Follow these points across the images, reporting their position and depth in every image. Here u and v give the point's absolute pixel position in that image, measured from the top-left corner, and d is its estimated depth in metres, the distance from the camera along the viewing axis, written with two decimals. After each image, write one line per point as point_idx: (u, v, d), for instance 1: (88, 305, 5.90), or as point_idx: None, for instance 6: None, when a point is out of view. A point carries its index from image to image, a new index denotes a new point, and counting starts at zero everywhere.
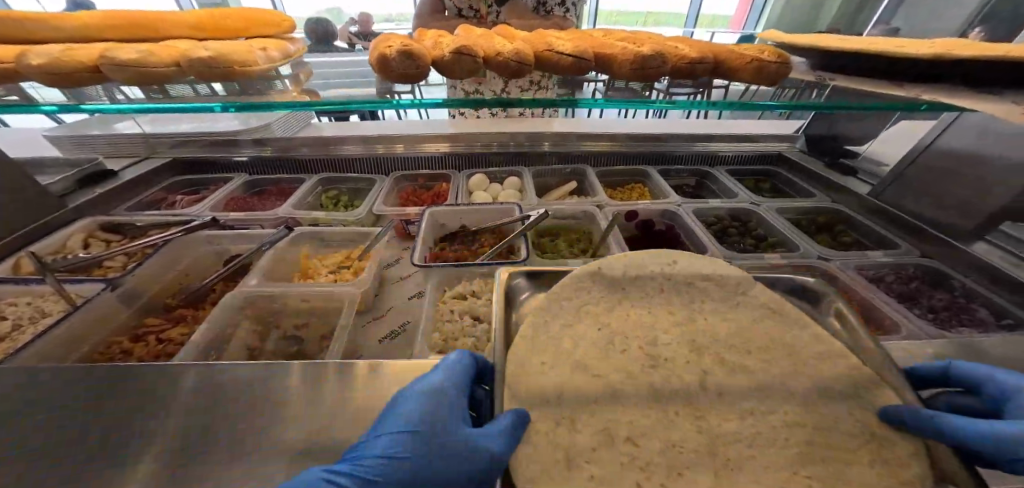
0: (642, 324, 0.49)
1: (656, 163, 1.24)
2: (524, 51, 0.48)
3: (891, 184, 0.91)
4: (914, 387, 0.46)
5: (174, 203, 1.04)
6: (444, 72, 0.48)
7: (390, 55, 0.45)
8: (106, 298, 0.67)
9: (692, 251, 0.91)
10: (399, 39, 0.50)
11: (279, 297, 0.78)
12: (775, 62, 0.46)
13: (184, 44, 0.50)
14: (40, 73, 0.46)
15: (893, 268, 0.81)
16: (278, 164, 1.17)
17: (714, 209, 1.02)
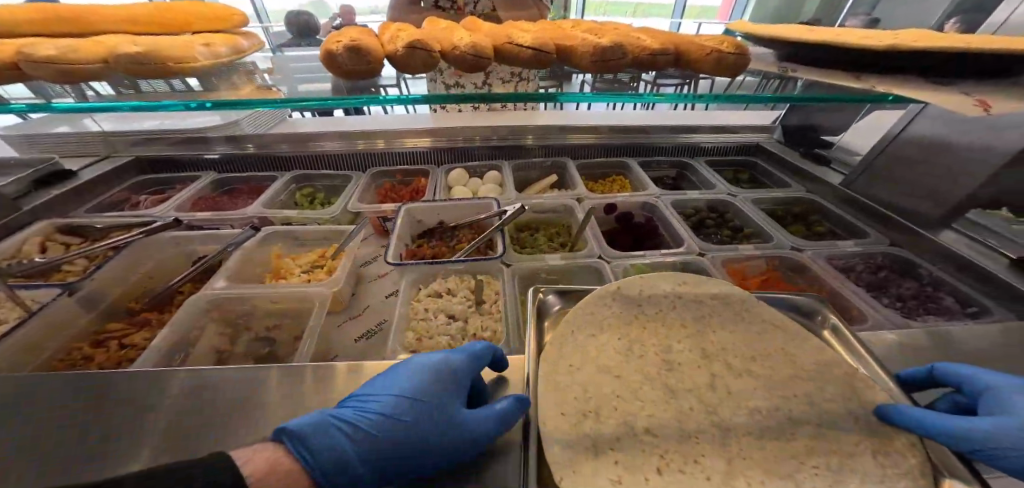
0: (657, 335, 0.53)
1: (636, 154, 1.24)
2: (481, 44, 0.47)
3: (862, 174, 0.92)
4: (881, 375, 0.47)
5: (139, 203, 1.01)
6: (399, 67, 0.47)
7: (336, 51, 0.45)
8: (64, 303, 0.65)
9: (669, 243, 0.91)
10: (354, 32, 0.49)
11: (249, 296, 0.76)
12: (733, 52, 0.45)
13: (112, 40, 0.46)
14: None
15: (863, 257, 0.82)
16: (250, 162, 1.14)
17: (693, 201, 1.02)
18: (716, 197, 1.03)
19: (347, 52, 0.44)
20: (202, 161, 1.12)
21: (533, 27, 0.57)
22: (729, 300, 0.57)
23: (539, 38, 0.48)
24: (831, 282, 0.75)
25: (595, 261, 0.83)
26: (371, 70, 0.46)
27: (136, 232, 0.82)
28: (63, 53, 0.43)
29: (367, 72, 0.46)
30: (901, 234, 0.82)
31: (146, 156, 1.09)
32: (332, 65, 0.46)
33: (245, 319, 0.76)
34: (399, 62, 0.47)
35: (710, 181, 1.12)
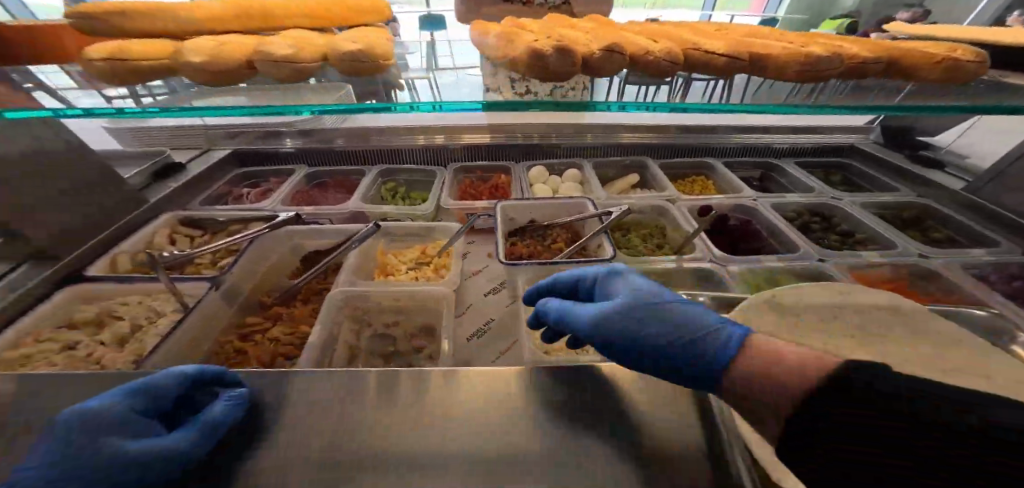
0: (826, 342, 0.53)
1: (718, 155, 1.22)
2: (674, 50, 0.46)
3: (990, 180, 0.91)
4: None
5: (242, 196, 1.03)
6: (591, 70, 0.46)
7: (545, 51, 0.43)
8: (213, 297, 0.67)
9: (779, 247, 0.91)
10: (530, 34, 0.48)
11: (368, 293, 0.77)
12: (974, 60, 0.47)
13: (317, 38, 0.47)
14: (196, 71, 0.43)
15: (996, 267, 0.80)
16: (335, 156, 1.15)
17: (793, 204, 1.01)
18: (819, 200, 1.02)
19: (563, 52, 0.43)
20: (290, 155, 1.13)
21: (692, 29, 0.57)
22: (893, 311, 0.56)
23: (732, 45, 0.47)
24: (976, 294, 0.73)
25: (709, 264, 0.83)
26: (567, 72, 0.45)
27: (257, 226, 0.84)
28: (296, 52, 0.43)
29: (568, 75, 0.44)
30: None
31: (239, 150, 1.10)
32: (533, 61, 0.44)
33: (365, 315, 0.78)
34: (591, 65, 0.46)
35: (806, 184, 1.10)
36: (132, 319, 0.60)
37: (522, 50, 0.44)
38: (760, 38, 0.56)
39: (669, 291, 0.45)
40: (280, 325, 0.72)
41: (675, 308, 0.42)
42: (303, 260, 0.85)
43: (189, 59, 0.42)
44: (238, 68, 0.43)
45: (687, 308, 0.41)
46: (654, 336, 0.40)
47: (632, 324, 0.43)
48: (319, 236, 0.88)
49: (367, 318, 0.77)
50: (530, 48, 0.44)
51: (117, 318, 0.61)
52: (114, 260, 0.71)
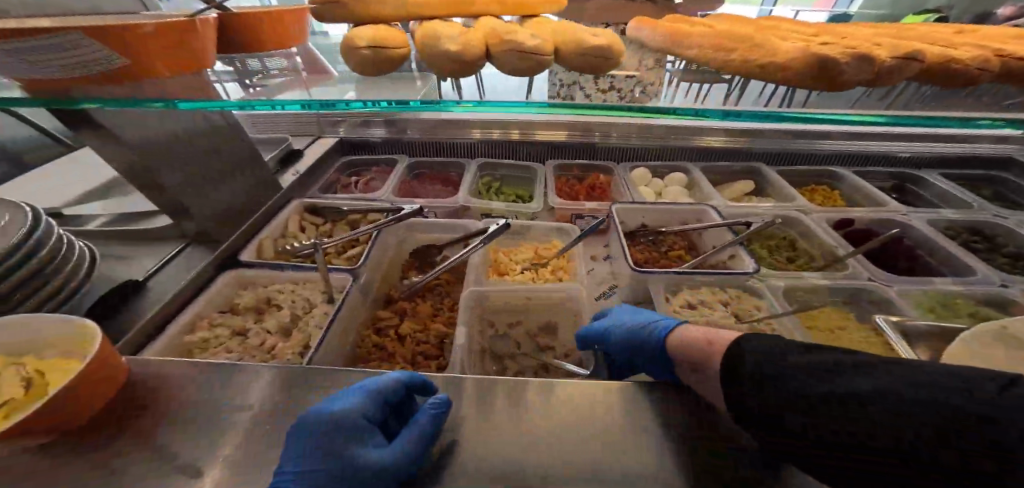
0: None
1: (847, 162, 1.10)
2: (985, 56, 0.38)
3: None
4: None
5: (349, 186, 1.04)
6: (880, 82, 0.37)
7: (847, 59, 0.35)
8: (355, 291, 0.67)
9: (946, 270, 0.81)
10: (788, 39, 0.41)
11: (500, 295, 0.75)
12: None
13: (546, 30, 0.42)
14: (443, 59, 0.38)
15: None
16: (436, 149, 1.13)
17: (949, 221, 0.90)
18: (978, 218, 0.90)
19: (857, 59, 0.35)
20: (393, 145, 1.12)
21: (947, 31, 0.47)
22: None
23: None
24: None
25: (869, 284, 0.75)
26: (846, 84, 0.37)
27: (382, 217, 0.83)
28: (544, 42, 0.38)
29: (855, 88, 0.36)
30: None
31: (345, 138, 1.10)
32: (810, 69, 0.36)
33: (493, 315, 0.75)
34: (876, 78, 0.37)
35: (961, 199, 0.99)
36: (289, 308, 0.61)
37: (795, 55, 0.37)
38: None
39: (633, 311, 0.57)
40: (416, 321, 0.72)
41: (638, 329, 0.51)
42: (424, 256, 0.84)
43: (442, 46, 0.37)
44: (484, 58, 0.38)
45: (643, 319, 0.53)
46: (638, 338, 0.50)
47: (623, 345, 0.52)
48: (437, 231, 0.87)
49: (494, 318, 0.75)
50: (806, 51, 0.36)
51: (277, 307, 0.62)
52: (260, 247, 0.71)
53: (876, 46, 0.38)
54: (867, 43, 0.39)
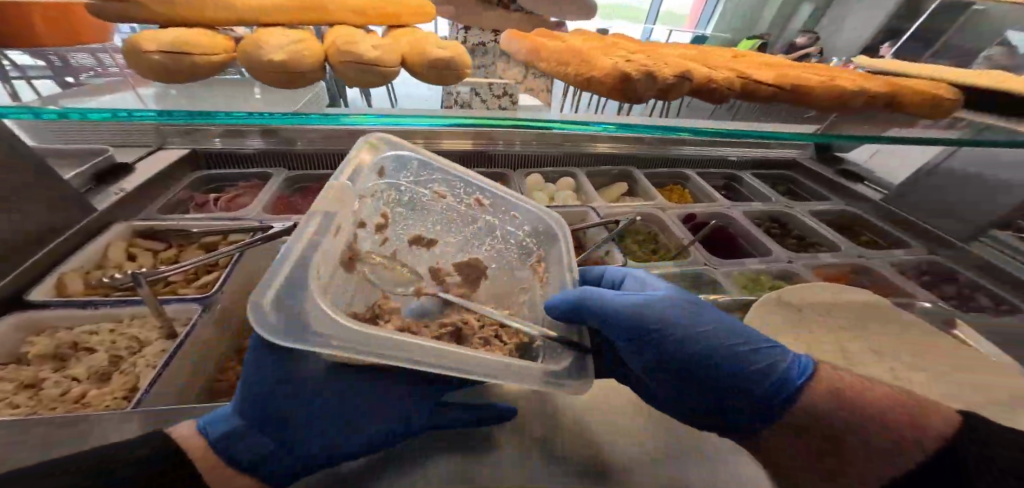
0: (819, 341, 0.61)
1: (693, 166, 1.34)
2: (734, 79, 0.50)
3: (908, 190, 1.07)
4: (993, 372, 0.59)
5: (204, 204, 0.91)
6: (665, 96, 0.47)
7: (633, 77, 0.44)
8: (205, 322, 0.60)
9: (752, 250, 1.03)
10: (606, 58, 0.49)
11: (442, 192, 0.61)
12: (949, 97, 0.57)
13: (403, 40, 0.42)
14: (264, 69, 0.35)
15: (913, 265, 0.96)
16: (319, 160, 1.04)
17: (758, 211, 1.15)
18: (775, 208, 1.15)
19: (645, 76, 0.44)
20: (270, 157, 1.02)
21: (728, 54, 0.60)
22: (858, 310, 0.67)
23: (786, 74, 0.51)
24: (907, 284, 0.88)
25: (703, 268, 0.90)
26: (643, 95, 0.46)
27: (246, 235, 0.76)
28: (380, 54, 0.38)
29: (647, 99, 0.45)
30: (936, 245, 0.98)
31: (205, 150, 0.98)
32: (608, 85, 0.45)
33: (404, 225, 0.58)
34: (664, 90, 0.47)
35: (765, 194, 1.24)
36: (107, 350, 0.53)
37: (604, 70, 0.45)
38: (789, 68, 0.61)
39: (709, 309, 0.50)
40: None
41: (735, 346, 0.45)
42: None
43: (263, 53, 0.34)
44: (314, 68, 0.36)
45: (733, 330, 0.47)
46: (745, 359, 0.44)
47: (707, 355, 0.45)
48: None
49: (397, 234, 0.57)
50: (615, 67, 0.45)
51: (88, 351, 0.53)
52: (60, 283, 0.60)
53: (663, 66, 0.48)
54: (659, 64, 0.49)
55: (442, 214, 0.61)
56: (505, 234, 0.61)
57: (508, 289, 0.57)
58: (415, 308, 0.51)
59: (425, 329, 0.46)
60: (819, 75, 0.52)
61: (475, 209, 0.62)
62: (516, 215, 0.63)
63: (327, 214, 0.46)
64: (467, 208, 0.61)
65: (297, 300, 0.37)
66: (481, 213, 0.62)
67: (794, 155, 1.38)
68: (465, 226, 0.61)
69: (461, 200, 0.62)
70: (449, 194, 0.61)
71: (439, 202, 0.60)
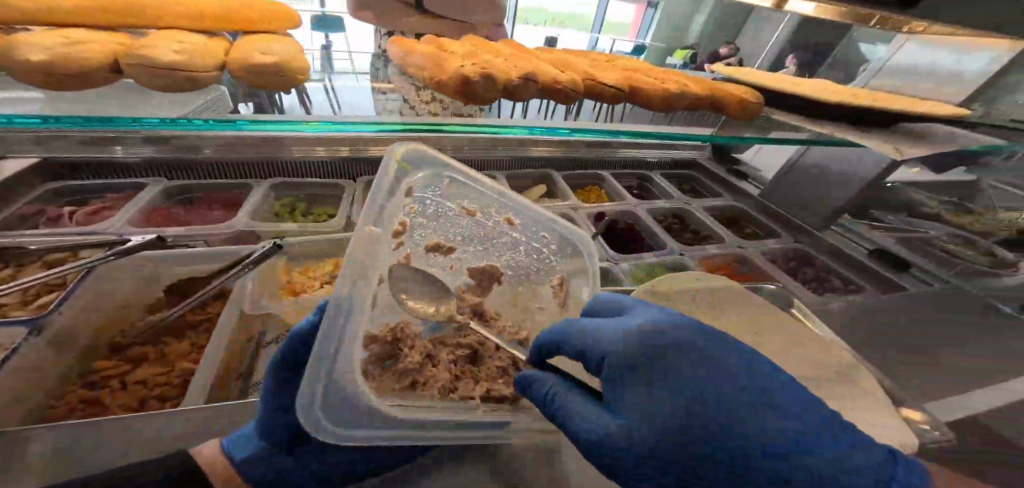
0: None
1: (608, 167, 1.42)
2: (577, 81, 0.54)
3: (775, 186, 1.21)
4: (822, 342, 0.69)
5: (61, 219, 0.82)
6: (512, 96, 0.51)
7: (473, 79, 0.46)
8: (34, 345, 0.53)
9: (653, 245, 1.11)
10: (456, 60, 0.51)
11: (473, 208, 0.64)
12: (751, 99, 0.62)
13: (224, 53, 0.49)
14: (43, 70, 0.41)
15: (783, 253, 1.09)
16: (209, 168, 0.97)
17: (661, 208, 1.25)
18: (677, 205, 1.25)
19: (484, 78, 0.47)
20: (147, 166, 0.94)
21: (591, 58, 0.65)
22: (719, 296, 0.75)
23: (622, 79, 0.57)
24: (774, 271, 0.99)
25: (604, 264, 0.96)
26: (489, 96, 0.48)
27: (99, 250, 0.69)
28: (185, 59, 0.46)
29: (493, 100, 0.48)
30: (800, 234, 1.12)
31: (56, 158, 0.87)
32: (455, 88, 0.47)
33: (424, 233, 0.59)
34: (509, 90, 0.50)
35: (670, 192, 1.35)
36: None
37: (450, 74, 0.47)
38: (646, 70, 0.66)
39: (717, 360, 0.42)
40: (146, 366, 0.59)
41: (762, 413, 0.38)
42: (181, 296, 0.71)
43: (30, 56, 0.40)
44: (99, 70, 0.44)
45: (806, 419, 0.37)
46: (773, 427, 0.37)
47: (708, 423, 0.38)
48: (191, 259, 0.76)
49: (415, 240, 0.57)
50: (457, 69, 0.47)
51: None
52: None
53: (510, 69, 0.51)
54: (508, 66, 0.52)
55: (469, 227, 0.64)
56: (530, 248, 0.67)
57: (522, 300, 0.66)
58: (425, 327, 0.54)
59: (437, 358, 0.51)
60: (653, 79, 0.59)
61: (485, 231, 0.65)
62: (547, 234, 0.68)
63: (361, 277, 0.40)
64: (496, 225, 0.66)
65: (342, 393, 0.40)
66: (509, 230, 0.66)
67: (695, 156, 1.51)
68: (493, 242, 0.66)
69: (491, 217, 0.65)
70: (481, 210, 0.64)
71: (468, 217, 0.63)
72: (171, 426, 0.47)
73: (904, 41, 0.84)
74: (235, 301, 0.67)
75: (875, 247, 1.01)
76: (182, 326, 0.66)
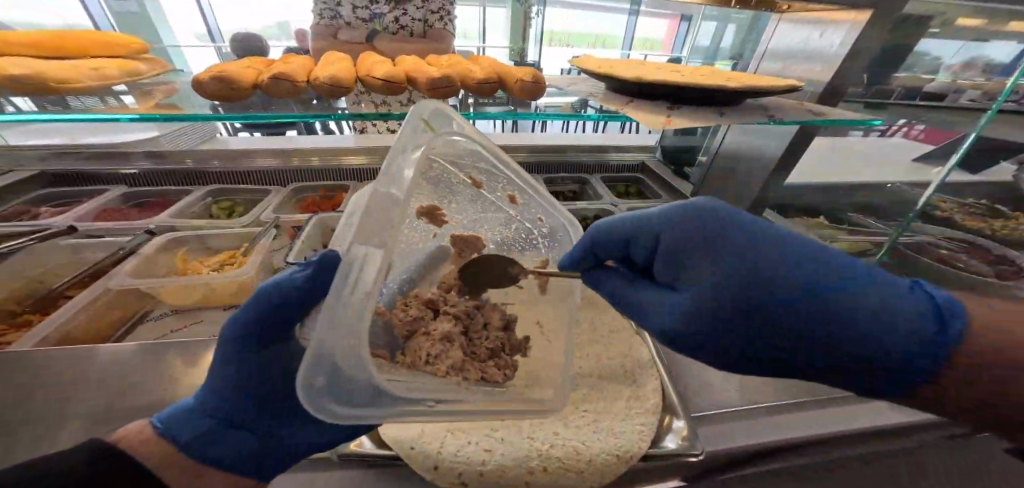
0: None
1: (543, 170, 1.41)
2: (337, 75, 0.60)
3: (703, 181, 1.20)
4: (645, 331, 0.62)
5: (38, 215, 1.04)
6: (264, 90, 0.59)
7: (202, 80, 0.55)
8: None
9: None
10: (225, 64, 0.60)
11: (478, 179, 0.66)
12: (530, 81, 0.70)
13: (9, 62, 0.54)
14: None
15: None
16: (164, 178, 1.20)
17: (582, 211, 1.24)
18: (601, 207, 1.25)
19: (215, 79, 0.55)
20: (115, 175, 1.18)
21: (396, 59, 0.73)
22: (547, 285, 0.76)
23: (389, 71, 0.65)
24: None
25: None
26: (234, 95, 0.58)
27: (26, 237, 0.89)
28: None
29: (231, 96, 0.57)
30: None
31: (48, 171, 1.13)
32: (200, 92, 0.57)
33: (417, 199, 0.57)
34: (263, 89, 0.60)
35: (600, 194, 1.34)
36: None
37: (197, 77, 0.56)
38: (454, 63, 0.74)
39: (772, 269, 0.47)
40: (24, 329, 0.74)
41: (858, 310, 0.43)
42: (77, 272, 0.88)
43: None
44: None
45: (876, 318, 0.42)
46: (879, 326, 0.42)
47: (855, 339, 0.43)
48: (104, 249, 0.93)
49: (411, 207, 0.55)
50: (207, 70, 0.57)
51: None
52: None
53: (267, 71, 0.60)
54: (268, 69, 0.61)
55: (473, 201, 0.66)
56: (524, 229, 0.69)
57: (507, 274, 0.67)
58: (385, 296, 0.53)
59: (431, 330, 0.54)
60: (431, 70, 0.68)
61: (484, 201, 0.67)
62: (542, 217, 0.70)
63: (383, 240, 0.40)
64: (498, 200, 0.67)
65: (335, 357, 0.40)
66: (510, 207, 0.68)
67: (642, 160, 1.47)
68: (489, 215, 0.68)
69: (496, 191, 0.67)
70: (487, 185, 0.66)
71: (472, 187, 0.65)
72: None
73: (778, 24, 0.91)
74: (109, 279, 0.81)
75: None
76: (65, 299, 0.81)
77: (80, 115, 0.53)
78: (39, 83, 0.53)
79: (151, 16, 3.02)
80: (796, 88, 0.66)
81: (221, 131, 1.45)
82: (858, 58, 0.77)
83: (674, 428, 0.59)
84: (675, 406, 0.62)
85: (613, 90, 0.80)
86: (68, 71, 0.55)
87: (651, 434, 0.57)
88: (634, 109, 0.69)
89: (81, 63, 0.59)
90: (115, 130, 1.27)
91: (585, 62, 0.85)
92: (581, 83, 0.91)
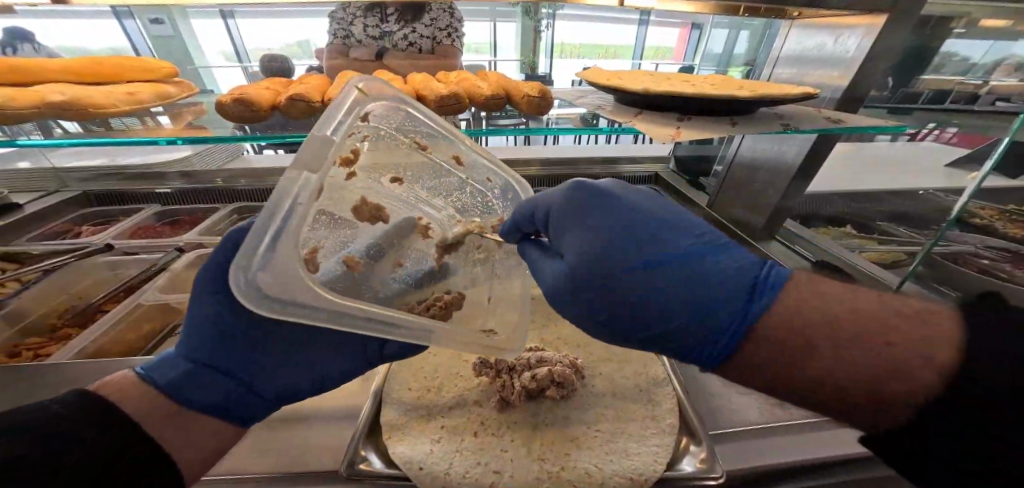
0: None
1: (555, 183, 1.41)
2: None
3: (717, 193, 1.17)
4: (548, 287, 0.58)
5: (79, 233, 1.12)
6: (281, 112, 0.63)
7: (225, 104, 0.59)
8: None
9: None
10: (248, 88, 0.64)
11: (422, 142, 0.61)
12: (537, 97, 0.71)
13: (45, 90, 0.58)
14: None
15: None
16: (193, 196, 1.26)
17: None
18: None
19: (238, 102, 0.59)
20: (149, 194, 1.25)
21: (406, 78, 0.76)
22: None
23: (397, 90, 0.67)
24: None
25: None
26: (251, 117, 0.61)
27: (69, 256, 0.95)
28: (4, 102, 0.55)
29: (251, 118, 0.61)
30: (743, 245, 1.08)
31: (92, 192, 1.21)
32: (225, 115, 0.60)
33: (380, 171, 0.57)
34: (281, 109, 0.63)
35: None
36: None
37: (222, 101, 0.59)
38: (464, 80, 0.77)
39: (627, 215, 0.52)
40: (62, 340, 0.79)
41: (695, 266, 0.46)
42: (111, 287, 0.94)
43: None
44: None
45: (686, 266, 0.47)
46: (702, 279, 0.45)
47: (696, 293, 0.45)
48: (136, 265, 0.99)
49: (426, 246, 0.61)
50: (234, 92, 0.61)
51: None
52: None
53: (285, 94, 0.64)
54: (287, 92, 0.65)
55: (422, 165, 0.62)
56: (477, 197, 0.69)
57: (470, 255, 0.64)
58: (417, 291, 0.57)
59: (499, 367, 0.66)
60: (440, 88, 0.70)
61: (434, 165, 0.63)
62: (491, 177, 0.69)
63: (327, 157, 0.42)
64: (446, 163, 0.64)
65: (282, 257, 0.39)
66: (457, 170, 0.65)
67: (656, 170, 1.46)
68: (440, 179, 0.64)
69: (441, 154, 0.63)
70: (432, 147, 0.62)
71: (416, 151, 0.61)
72: (35, 387, 0.64)
73: (789, 29, 0.89)
74: (140, 296, 0.86)
75: (814, 259, 0.99)
76: (99, 314, 0.85)
77: (119, 137, 0.58)
78: (72, 110, 0.57)
79: (184, 40, 3.25)
80: (812, 95, 0.64)
81: (245, 149, 1.52)
82: (876, 62, 0.75)
83: (692, 450, 0.57)
84: (693, 427, 0.60)
85: (621, 102, 0.80)
86: (106, 96, 0.60)
87: (665, 456, 0.56)
88: (644, 120, 0.69)
89: (115, 89, 0.64)
90: (150, 152, 1.36)
91: (591, 75, 0.85)
92: (590, 95, 0.92)
